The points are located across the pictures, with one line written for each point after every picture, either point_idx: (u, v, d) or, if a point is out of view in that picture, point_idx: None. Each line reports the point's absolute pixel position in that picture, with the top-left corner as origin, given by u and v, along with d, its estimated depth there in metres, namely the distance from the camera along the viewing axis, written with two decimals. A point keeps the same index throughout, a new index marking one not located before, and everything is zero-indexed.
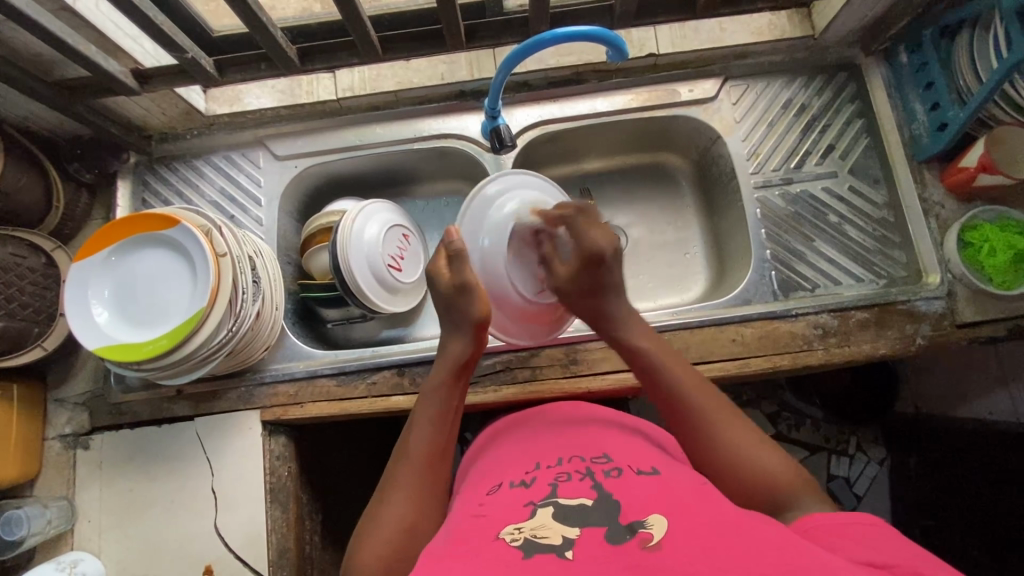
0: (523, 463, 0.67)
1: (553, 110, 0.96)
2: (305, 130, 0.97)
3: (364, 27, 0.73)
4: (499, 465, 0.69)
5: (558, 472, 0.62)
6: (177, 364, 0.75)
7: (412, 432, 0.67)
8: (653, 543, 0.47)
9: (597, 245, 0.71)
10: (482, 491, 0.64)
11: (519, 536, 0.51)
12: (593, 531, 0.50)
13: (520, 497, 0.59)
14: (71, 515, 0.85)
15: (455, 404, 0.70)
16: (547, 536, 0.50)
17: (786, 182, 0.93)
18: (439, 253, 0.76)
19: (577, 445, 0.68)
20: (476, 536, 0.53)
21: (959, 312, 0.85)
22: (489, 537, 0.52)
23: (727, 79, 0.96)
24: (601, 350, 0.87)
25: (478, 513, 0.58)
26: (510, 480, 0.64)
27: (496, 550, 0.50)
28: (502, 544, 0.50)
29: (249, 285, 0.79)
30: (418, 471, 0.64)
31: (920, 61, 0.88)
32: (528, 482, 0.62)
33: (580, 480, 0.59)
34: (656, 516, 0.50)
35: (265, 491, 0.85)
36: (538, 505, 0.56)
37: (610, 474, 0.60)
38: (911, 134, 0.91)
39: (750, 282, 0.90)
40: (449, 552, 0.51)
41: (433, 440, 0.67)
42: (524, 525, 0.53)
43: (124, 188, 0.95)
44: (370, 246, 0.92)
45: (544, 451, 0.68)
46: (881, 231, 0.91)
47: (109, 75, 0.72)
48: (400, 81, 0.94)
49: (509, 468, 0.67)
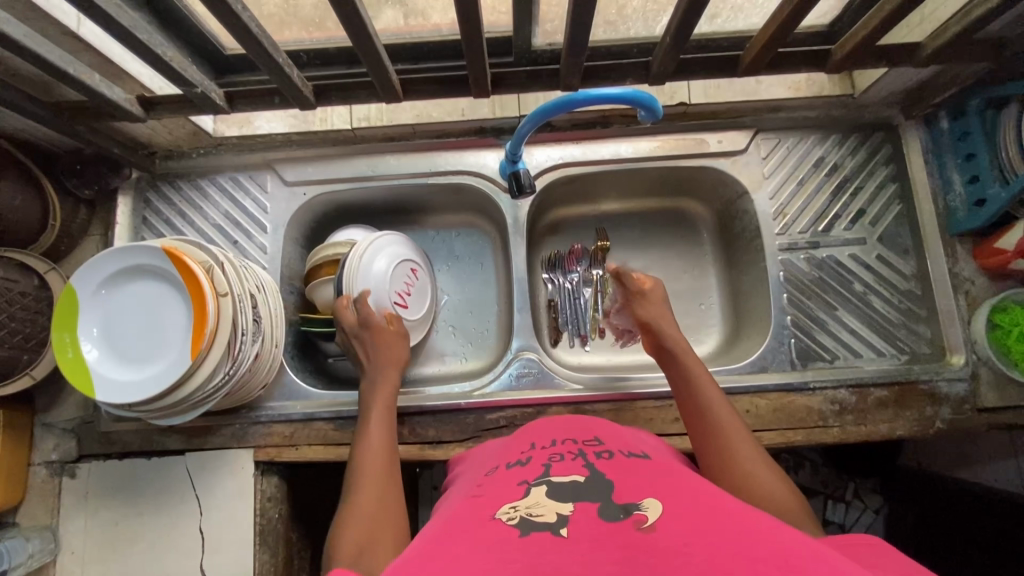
0: (516, 448, 0.64)
1: (575, 152, 0.92)
2: (315, 157, 0.93)
3: (385, 71, 0.69)
4: (492, 455, 0.67)
5: (552, 452, 0.60)
6: (136, 411, 0.73)
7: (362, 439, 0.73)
8: (647, 525, 0.44)
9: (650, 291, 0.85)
10: (479, 478, 0.61)
11: (515, 515, 0.48)
12: (587, 507, 0.48)
13: (515, 476, 0.56)
14: (53, 546, 0.82)
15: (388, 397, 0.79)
16: (541, 513, 0.47)
17: (812, 246, 0.90)
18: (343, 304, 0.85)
19: (571, 429, 0.66)
20: (470, 516, 0.50)
21: (982, 396, 0.83)
22: (485, 516, 0.49)
23: (758, 131, 0.91)
24: (609, 412, 0.84)
25: (474, 492, 0.56)
26: (508, 460, 0.62)
27: (491, 528, 0.47)
28: (499, 523, 0.47)
29: (249, 324, 0.76)
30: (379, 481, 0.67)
31: (961, 130, 0.84)
32: (524, 461, 0.59)
33: (573, 460, 0.57)
34: (652, 500, 0.48)
35: (254, 534, 0.82)
36: (532, 483, 0.53)
37: (603, 456, 0.58)
38: (946, 205, 0.87)
39: (768, 348, 0.87)
40: (442, 532, 0.49)
41: (382, 465, 0.69)
42: (519, 504, 0.50)
43: (124, 205, 0.92)
44: (377, 275, 0.89)
45: (540, 433, 0.66)
46: (907, 304, 0.88)
47: (113, 103, 0.68)
48: (418, 114, 0.92)
49: (502, 455, 0.64)
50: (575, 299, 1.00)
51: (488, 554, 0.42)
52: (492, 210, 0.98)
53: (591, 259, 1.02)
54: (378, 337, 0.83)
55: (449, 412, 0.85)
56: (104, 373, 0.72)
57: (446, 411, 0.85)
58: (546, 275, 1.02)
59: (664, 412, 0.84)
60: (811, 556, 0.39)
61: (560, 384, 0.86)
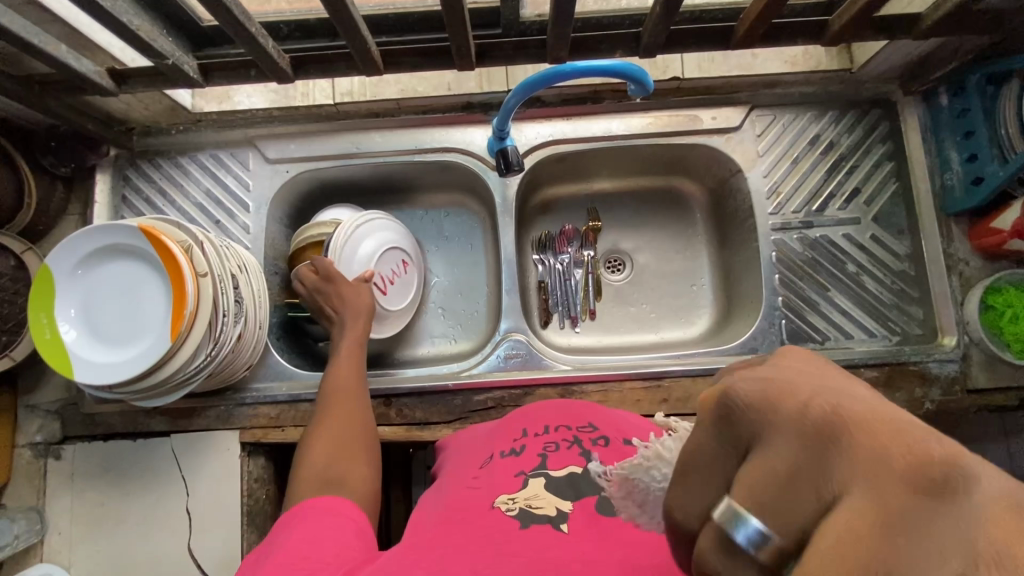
0: (507, 432, 0.64)
1: (565, 129, 0.90)
2: (298, 134, 0.90)
3: (364, 43, 0.66)
4: (487, 436, 0.67)
5: (547, 440, 0.59)
6: (116, 392, 0.72)
7: (327, 384, 0.75)
8: None
9: (839, 394, 0.21)
10: (473, 463, 0.61)
11: (514, 506, 0.50)
12: (586, 502, 0.50)
13: (510, 464, 0.56)
14: (40, 527, 0.82)
15: (354, 344, 0.80)
16: (542, 506, 0.50)
17: (806, 226, 0.88)
18: (306, 269, 0.84)
19: (562, 412, 0.65)
20: (470, 504, 0.51)
21: (972, 377, 0.82)
22: (485, 506, 0.51)
23: (753, 107, 0.89)
24: (597, 393, 0.83)
25: (472, 482, 0.56)
26: (501, 447, 0.61)
27: (491, 519, 0.48)
28: (499, 514, 0.49)
29: (231, 306, 0.75)
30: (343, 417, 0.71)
31: (961, 106, 0.81)
32: (518, 449, 0.59)
33: (569, 449, 0.57)
34: None
35: (241, 514, 0.82)
36: (529, 474, 0.54)
37: (597, 443, 0.58)
38: (942, 183, 0.86)
39: (758, 329, 0.86)
40: (442, 520, 0.50)
41: (345, 410, 0.72)
42: (518, 495, 0.51)
43: (103, 183, 0.89)
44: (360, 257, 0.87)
45: (531, 416, 0.65)
46: (901, 285, 0.87)
47: (82, 75, 0.66)
48: (403, 89, 0.89)
49: (494, 440, 0.64)
50: (566, 280, 0.99)
51: (490, 548, 0.44)
52: (480, 188, 0.96)
53: (582, 241, 1.01)
54: (340, 287, 0.82)
55: (436, 394, 0.84)
56: (83, 354, 0.71)
57: (433, 392, 0.84)
58: (536, 257, 1.01)
59: (653, 393, 0.83)
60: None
61: (547, 366, 0.86)
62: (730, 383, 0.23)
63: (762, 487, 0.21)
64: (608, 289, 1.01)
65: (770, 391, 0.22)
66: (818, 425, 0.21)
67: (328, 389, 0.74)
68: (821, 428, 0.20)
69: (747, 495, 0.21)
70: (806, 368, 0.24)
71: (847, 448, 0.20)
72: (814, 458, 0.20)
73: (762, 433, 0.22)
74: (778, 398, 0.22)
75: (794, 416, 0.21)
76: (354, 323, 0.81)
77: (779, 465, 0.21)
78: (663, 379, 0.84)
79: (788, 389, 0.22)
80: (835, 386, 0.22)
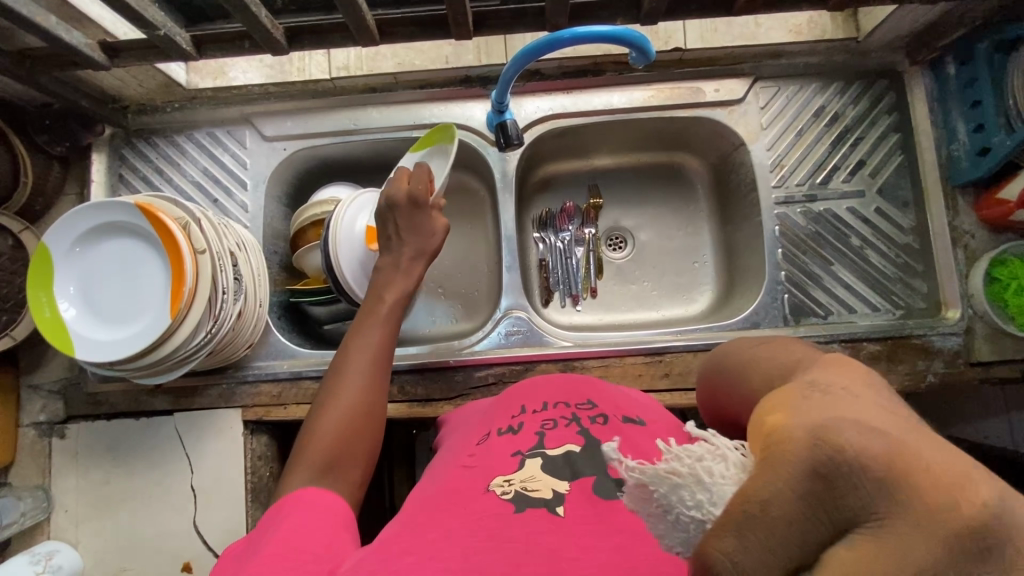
0: (506, 410, 0.63)
1: (565, 103, 0.88)
2: (294, 110, 0.89)
3: (360, 11, 0.65)
4: (485, 416, 0.66)
5: (544, 418, 0.59)
6: (117, 369, 0.72)
7: (353, 339, 0.68)
8: None
9: (989, 484, 0.21)
10: (472, 440, 0.61)
11: (509, 489, 0.48)
12: (583, 483, 0.49)
13: (507, 444, 0.56)
14: (45, 505, 0.83)
15: (395, 298, 0.72)
16: (537, 489, 0.48)
17: (809, 199, 0.87)
18: (399, 174, 0.76)
19: (561, 389, 0.65)
20: (465, 485, 0.50)
21: (976, 349, 0.82)
22: (478, 489, 0.49)
23: (756, 79, 0.88)
24: (597, 368, 0.83)
25: (467, 461, 0.55)
26: (498, 424, 0.61)
27: (485, 503, 0.47)
28: (493, 497, 0.48)
29: (230, 284, 0.74)
30: (357, 386, 0.64)
31: (969, 75, 0.80)
32: (515, 427, 0.58)
33: (567, 427, 0.57)
34: None
35: (245, 491, 0.83)
36: (526, 455, 0.53)
37: (595, 420, 0.58)
38: (949, 155, 0.85)
39: (761, 305, 0.85)
40: (435, 501, 0.49)
41: (368, 372, 0.65)
42: (513, 478, 0.50)
43: (99, 162, 0.88)
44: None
45: (528, 394, 0.65)
46: (905, 259, 0.86)
47: (73, 48, 0.65)
48: (400, 62, 0.88)
49: (494, 417, 0.63)
50: (567, 259, 0.98)
51: (481, 534, 0.43)
52: (479, 165, 0.95)
53: (583, 219, 1.01)
54: (416, 219, 0.75)
55: (437, 371, 0.84)
56: (82, 332, 0.71)
57: (434, 369, 0.84)
58: (537, 235, 1.00)
59: (653, 368, 0.83)
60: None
61: (549, 343, 0.85)
62: (842, 431, 0.22)
63: (864, 568, 0.21)
64: (609, 267, 1.00)
65: (894, 463, 0.21)
66: (963, 528, 0.20)
67: (352, 344, 0.67)
68: (973, 536, 0.20)
69: (845, 568, 0.21)
70: (896, 417, 0.24)
71: (997, 558, 0.20)
72: (944, 562, 0.20)
73: (877, 509, 0.21)
74: (904, 472, 0.21)
75: (929, 509, 0.21)
76: (407, 272, 0.74)
77: (897, 557, 0.21)
78: (663, 354, 0.84)
79: (911, 462, 0.21)
80: (964, 462, 0.22)
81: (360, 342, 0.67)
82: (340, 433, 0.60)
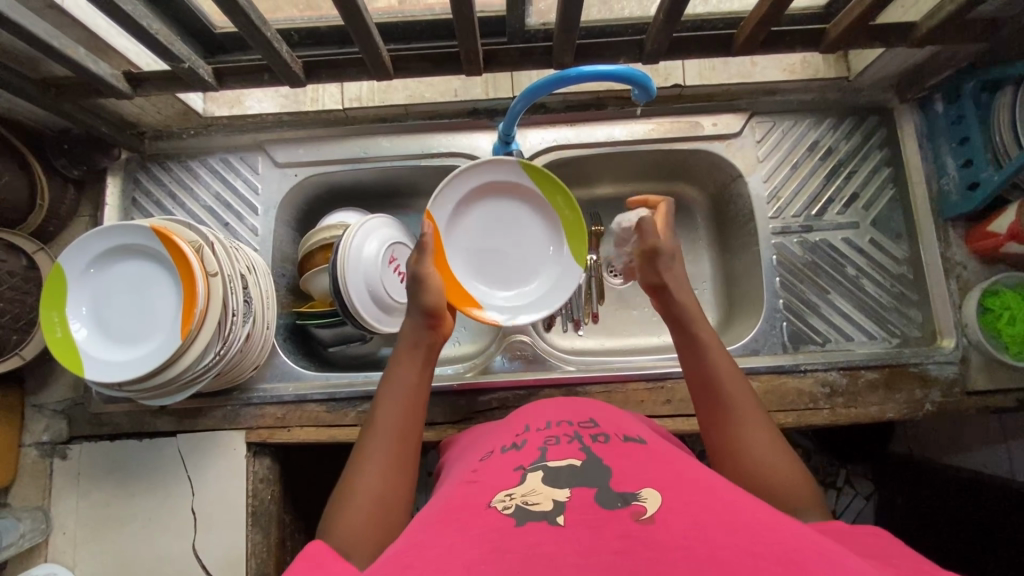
0: (510, 430, 0.64)
1: (569, 135, 0.91)
2: (306, 138, 0.92)
3: (375, 48, 0.68)
4: (488, 437, 0.66)
5: (547, 435, 0.60)
6: (126, 389, 0.72)
7: (378, 412, 0.64)
8: (646, 516, 0.44)
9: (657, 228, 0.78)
10: (475, 458, 0.62)
11: (510, 503, 0.48)
12: (583, 493, 0.48)
13: (511, 461, 0.56)
14: (44, 527, 0.82)
15: (419, 377, 0.67)
16: (538, 502, 0.47)
17: (806, 229, 0.90)
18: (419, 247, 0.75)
19: (567, 411, 0.66)
20: (466, 503, 0.50)
21: (971, 378, 0.83)
22: (480, 505, 0.49)
23: (753, 114, 0.91)
24: (600, 393, 0.84)
25: (471, 477, 0.55)
26: (502, 443, 0.62)
27: (487, 518, 0.46)
28: (495, 513, 0.47)
29: (240, 306, 0.75)
30: (381, 464, 0.59)
31: (957, 114, 0.83)
32: (518, 445, 0.59)
33: (569, 444, 0.57)
34: (650, 491, 0.47)
35: (246, 514, 0.82)
36: (529, 469, 0.53)
37: (598, 439, 0.58)
38: (939, 188, 0.87)
39: (760, 332, 0.87)
40: (437, 518, 0.49)
41: (391, 449, 0.61)
42: (514, 492, 0.49)
43: (114, 186, 0.90)
44: (470, 261, 0.84)
45: (535, 415, 0.66)
46: (900, 288, 0.88)
47: (100, 79, 0.68)
48: (411, 95, 0.91)
49: (497, 437, 0.64)
50: None
51: (482, 548, 0.42)
52: None
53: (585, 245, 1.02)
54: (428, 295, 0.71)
55: (441, 394, 0.85)
56: (94, 353, 0.72)
57: (438, 393, 0.85)
58: None
59: (656, 394, 0.84)
60: (807, 548, 0.40)
61: (552, 367, 0.87)
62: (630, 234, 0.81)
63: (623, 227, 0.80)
64: (611, 293, 1.02)
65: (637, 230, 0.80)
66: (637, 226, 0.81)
67: (380, 421, 0.63)
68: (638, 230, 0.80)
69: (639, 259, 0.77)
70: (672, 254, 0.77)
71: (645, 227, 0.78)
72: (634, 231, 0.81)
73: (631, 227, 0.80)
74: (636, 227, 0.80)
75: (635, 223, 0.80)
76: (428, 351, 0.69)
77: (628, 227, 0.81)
78: (665, 380, 0.85)
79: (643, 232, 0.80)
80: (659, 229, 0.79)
81: (382, 426, 0.62)
82: (371, 514, 0.55)
